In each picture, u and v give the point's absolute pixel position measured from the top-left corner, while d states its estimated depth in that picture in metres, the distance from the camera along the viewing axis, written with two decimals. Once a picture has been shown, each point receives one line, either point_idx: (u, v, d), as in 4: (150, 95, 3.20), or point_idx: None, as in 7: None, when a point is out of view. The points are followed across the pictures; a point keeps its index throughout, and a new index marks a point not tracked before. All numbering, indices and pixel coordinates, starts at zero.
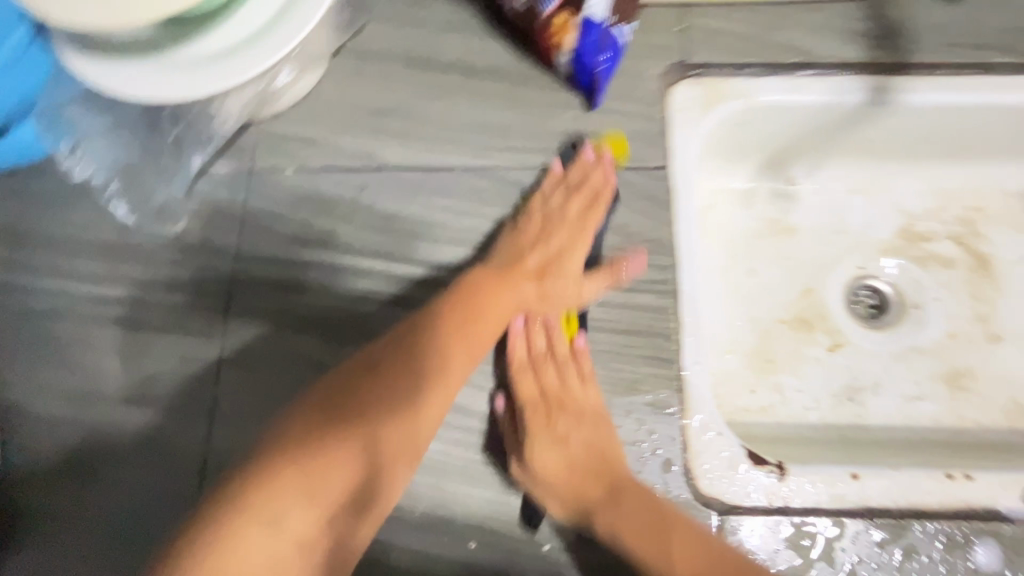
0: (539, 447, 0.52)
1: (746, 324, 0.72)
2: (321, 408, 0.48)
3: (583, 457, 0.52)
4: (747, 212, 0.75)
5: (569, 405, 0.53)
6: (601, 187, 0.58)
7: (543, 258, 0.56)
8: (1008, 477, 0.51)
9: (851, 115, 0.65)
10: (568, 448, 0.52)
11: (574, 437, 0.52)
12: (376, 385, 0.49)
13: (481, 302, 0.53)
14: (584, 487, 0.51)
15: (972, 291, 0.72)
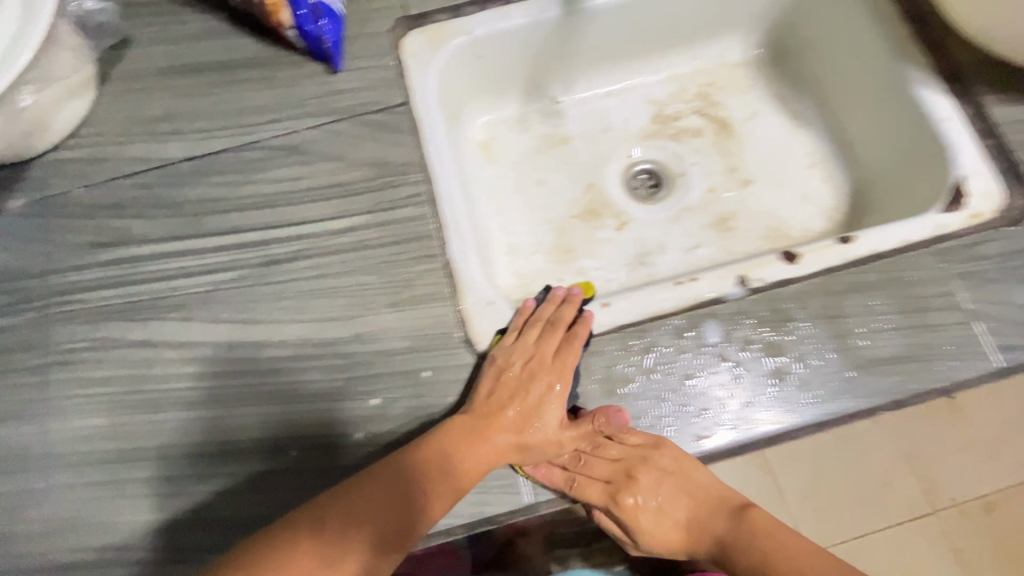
0: (657, 504, 0.62)
1: (544, 226, 0.82)
2: (355, 516, 0.50)
3: (676, 504, 0.62)
4: (526, 134, 0.87)
5: (643, 476, 0.60)
6: (579, 334, 0.58)
7: (520, 411, 0.57)
8: (722, 270, 0.60)
9: (558, 28, 0.75)
10: (674, 496, 0.61)
11: (665, 492, 0.61)
12: (410, 472, 0.52)
13: (471, 465, 0.54)
14: (695, 521, 0.62)
15: (721, 149, 0.85)
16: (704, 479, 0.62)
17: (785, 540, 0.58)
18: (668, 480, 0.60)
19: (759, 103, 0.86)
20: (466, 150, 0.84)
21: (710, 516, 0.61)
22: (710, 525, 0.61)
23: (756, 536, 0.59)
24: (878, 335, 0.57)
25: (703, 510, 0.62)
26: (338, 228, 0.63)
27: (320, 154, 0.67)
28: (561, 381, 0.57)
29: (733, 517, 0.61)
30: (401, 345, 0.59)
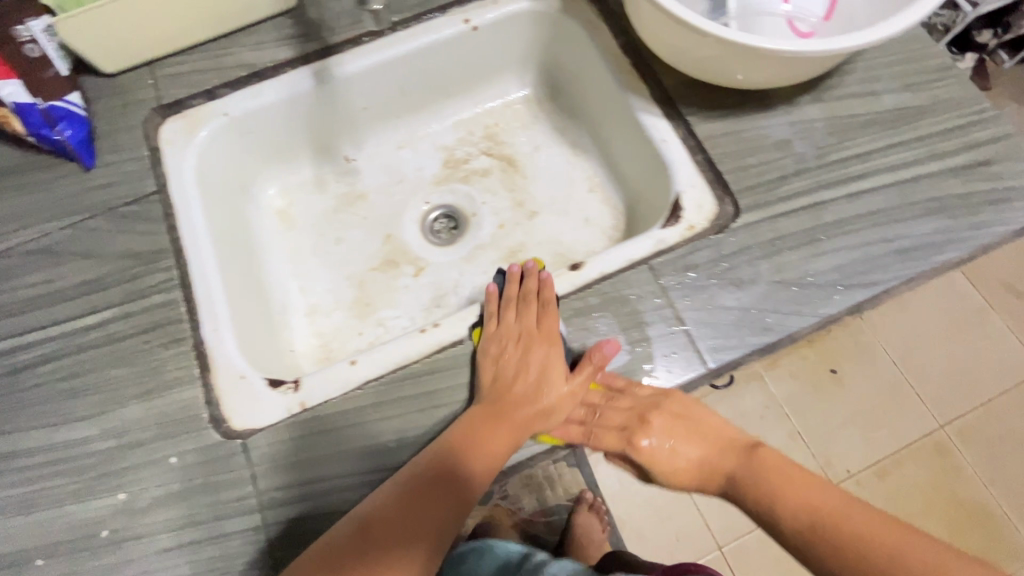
0: (683, 445, 0.59)
1: (343, 282, 0.84)
2: (380, 529, 0.53)
3: (701, 440, 0.59)
4: (324, 196, 0.90)
5: (653, 420, 0.59)
6: (550, 298, 0.63)
7: (531, 381, 0.61)
8: None
9: (318, 97, 0.79)
10: (694, 437, 0.59)
11: (683, 434, 0.59)
12: (455, 454, 0.56)
13: (485, 454, 0.57)
14: (715, 459, 0.59)
15: (509, 185, 0.89)
16: (709, 419, 0.60)
17: (798, 493, 0.53)
18: (683, 423, 0.59)
19: (541, 137, 0.91)
20: (262, 220, 0.86)
21: (726, 459, 0.58)
22: (757, 464, 0.56)
23: (773, 476, 0.55)
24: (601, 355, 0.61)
25: (710, 455, 0.59)
26: (88, 324, 0.64)
27: (73, 253, 0.67)
28: (554, 346, 0.62)
29: (755, 459, 0.56)
30: (149, 435, 0.59)
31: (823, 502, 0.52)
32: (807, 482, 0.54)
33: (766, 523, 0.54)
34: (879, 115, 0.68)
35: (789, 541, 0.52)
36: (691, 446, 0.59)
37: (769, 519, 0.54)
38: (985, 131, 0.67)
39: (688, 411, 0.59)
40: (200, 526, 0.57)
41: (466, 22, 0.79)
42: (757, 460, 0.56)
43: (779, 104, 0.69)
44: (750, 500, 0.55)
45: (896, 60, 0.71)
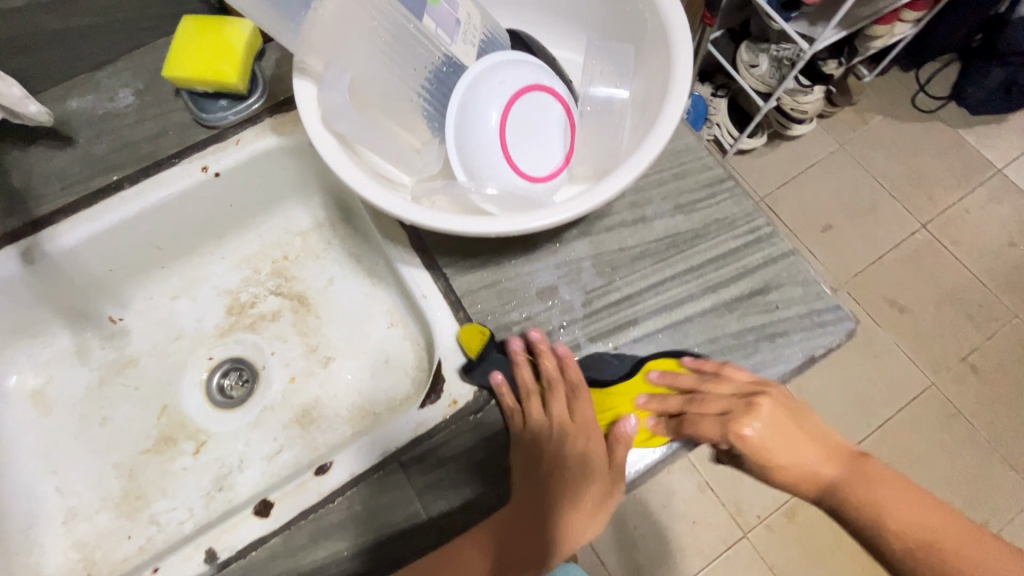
0: (782, 450, 0.51)
1: (110, 474, 0.73)
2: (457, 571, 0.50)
3: (802, 446, 0.52)
4: (87, 365, 0.78)
5: (753, 417, 0.52)
6: (580, 381, 0.56)
7: (581, 459, 0.54)
8: (187, 548, 0.54)
9: (37, 275, 0.68)
10: (795, 448, 0.52)
11: (783, 435, 0.52)
12: (519, 522, 0.53)
13: (560, 523, 0.53)
14: (828, 461, 0.51)
15: (301, 329, 0.80)
16: (809, 422, 0.53)
17: (901, 516, 0.48)
18: (790, 417, 0.52)
19: (335, 267, 0.82)
20: (7, 412, 0.73)
21: (833, 464, 0.51)
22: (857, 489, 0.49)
23: (879, 497, 0.49)
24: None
25: (813, 463, 0.51)
26: None
27: None
28: (597, 435, 0.55)
29: (860, 472, 0.50)
30: None
31: (939, 525, 0.47)
32: (907, 502, 0.48)
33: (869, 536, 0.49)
34: (650, 245, 0.62)
35: (889, 559, 0.47)
36: (789, 459, 0.51)
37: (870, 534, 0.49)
38: (760, 254, 0.62)
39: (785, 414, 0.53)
40: None
41: (204, 170, 0.69)
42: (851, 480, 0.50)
43: (545, 242, 0.62)
44: (853, 518, 0.49)
45: (668, 177, 0.65)
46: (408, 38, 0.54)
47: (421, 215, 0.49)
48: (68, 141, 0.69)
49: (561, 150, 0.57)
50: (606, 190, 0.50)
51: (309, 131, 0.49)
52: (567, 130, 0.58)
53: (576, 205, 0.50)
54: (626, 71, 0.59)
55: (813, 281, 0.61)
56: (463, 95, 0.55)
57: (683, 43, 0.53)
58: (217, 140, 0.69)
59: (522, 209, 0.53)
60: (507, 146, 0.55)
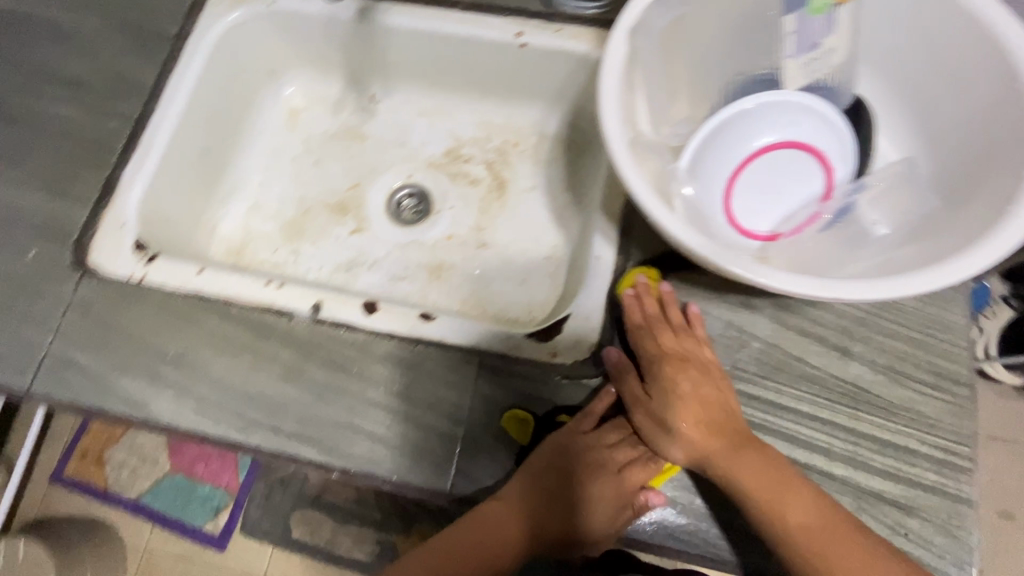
0: (719, 461, 0.51)
1: (294, 201, 0.87)
2: (509, 521, 0.54)
3: (712, 436, 0.52)
4: (333, 117, 0.91)
5: (668, 408, 0.54)
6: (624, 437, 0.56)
7: (618, 461, 0.55)
8: (307, 290, 0.63)
9: (358, 31, 0.79)
10: (744, 457, 0.51)
11: (705, 424, 0.53)
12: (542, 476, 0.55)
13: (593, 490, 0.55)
14: (706, 438, 0.52)
15: (482, 206, 0.85)
16: (702, 384, 0.54)
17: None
18: (687, 392, 0.54)
19: (542, 181, 0.85)
20: (272, 108, 0.90)
21: (714, 441, 0.52)
22: (787, 501, 0.50)
23: (811, 545, 0.49)
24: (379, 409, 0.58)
25: (746, 463, 0.51)
26: (56, 115, 0.72)
27: (87, 49, 0.75)
28: (623, 474, 0.54)
29: (765, 465, 0.51)
30: (31, 224, 0.67)
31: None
32: (847, 534, 0.49)
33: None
34: (828, 379, 0.56)
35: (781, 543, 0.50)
36: (732, 480, 0.51)
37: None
38: (933, 476, 0.53)
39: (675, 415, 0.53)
40: (10, 316, 0.64)
41: (518, 36, 0.73)
42: (786, 517, 0.49)
43: (733, 296, 0.59)
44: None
45: (901, 336, 0.57)
46: (762, 24, 0.55)
47: (629, 173, 0.49)
48: None
49: (770, 224, 0.54)
50: (761, 272, 0.46)
51: (614, 31, 0.51)
52: (812, 205, 0.54)
53: (750, 274, 0.46)
54: (922, 215, 0.51)
55: (964, 547, 0.51)
56: (752, 106, 0.54)
57: (1013, 236, 0.44)
58: (544, 19, 0.73)
59: (689, 217, 0.52)
60: (736, 176, 0.55)
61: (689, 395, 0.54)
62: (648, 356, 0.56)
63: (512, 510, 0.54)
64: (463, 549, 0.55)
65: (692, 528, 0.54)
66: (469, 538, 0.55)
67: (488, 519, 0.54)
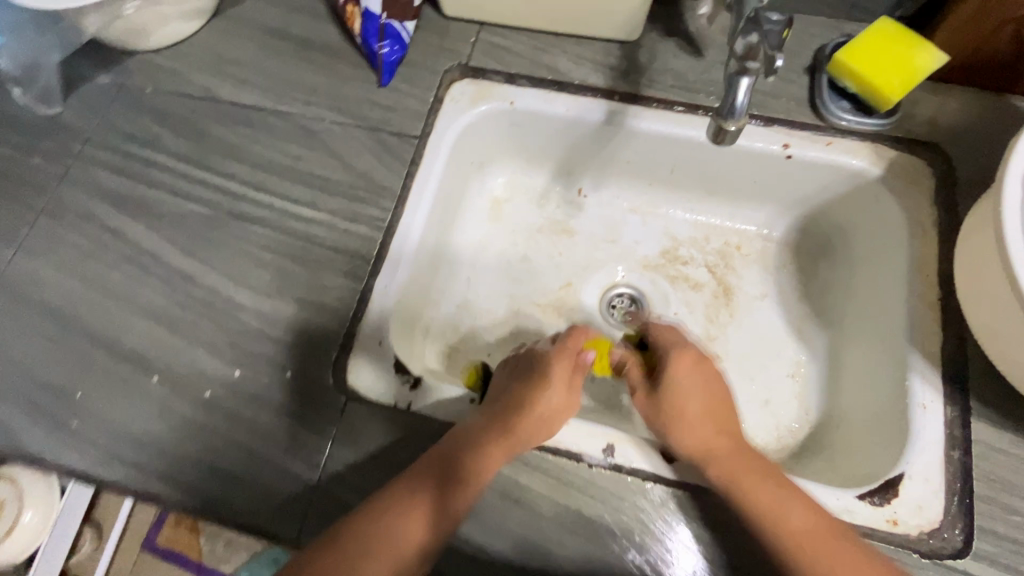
0: (709, 444, 0.55)
1: (504, 298, 0.83)
2: (483, 438, 0.54)
3: (708, 432, 0.56)
4: (538, 210, 0.87)
5: (688, 387, 0.59)
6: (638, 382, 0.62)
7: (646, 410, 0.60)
8: (594, 429, 0.58)
9: (597, 133, 0.76)
10: (756, 469, 0.54)
11: (700, 414, 0.57)
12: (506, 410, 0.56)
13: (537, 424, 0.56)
14: (717, 423, 0.57)
15: (709, 313, 0.80)
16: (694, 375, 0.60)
17: (811, 547, 0.49)
18: (708, 385, 0.59)
19: (773, 289, 0.80)
20: (476, 199, 0.86)
21: (728, 424, 0.58)
22: (754, 487, 0.52)
23: (772, 524, 0.51)
24: (678, 519, 0.54)
25: (717, 438, 0.56)
26: (301, 217, 0.69)
27: (327, 146, 0.73)
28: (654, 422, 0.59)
29: (788, 489, 0.52)
30: (284, 338, 0.63)
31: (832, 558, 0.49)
32: (802, 504, 0.51)
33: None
34: None
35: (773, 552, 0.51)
36: (713, 461, 0.54)
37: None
38: None
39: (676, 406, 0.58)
40: (271, 445, 0.59)
41: (785, 147, 0.70)
42: (745, 487, 0.52)
43: None
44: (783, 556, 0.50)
45: None
46: None
47: None
48: (699, 53, 0.74)
49: None
50: None
51: None
52: None
53: None
54: None
55: None
56: None
57: None
58: (814, 131, 0.69)
59: None
60: None
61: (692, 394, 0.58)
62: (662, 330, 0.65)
63: (476, 430, 0.55)
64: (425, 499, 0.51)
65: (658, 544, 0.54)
66: (398, 509, 0.51)
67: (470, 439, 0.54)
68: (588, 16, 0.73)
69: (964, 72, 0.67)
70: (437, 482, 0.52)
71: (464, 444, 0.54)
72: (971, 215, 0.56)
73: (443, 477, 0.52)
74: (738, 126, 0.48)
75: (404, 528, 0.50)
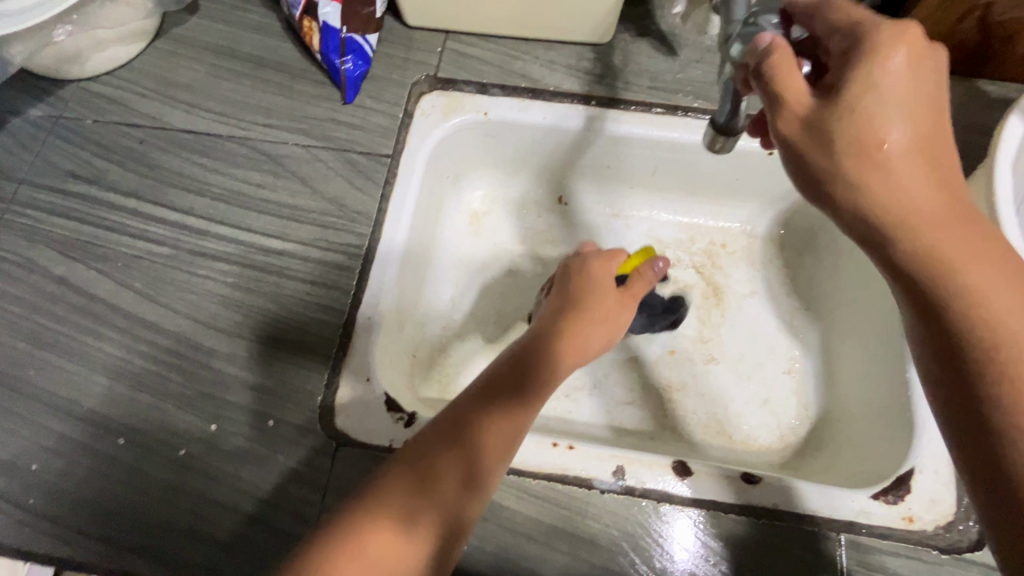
0: (902, 179, 0.38)
1: (492, 316, 0.79)
2: (473, 421, 0.50)
3: (920, 191, 0.38)
4: (519, 221, 0.84)
5: (886, 62, 0.38)
6: (827, 171, 0.39)
7: (824, 173, 0.40)
8: (603, 451, 0.56)
9: (576, 139, 0.74)
10: (982, 273, 0.38)
11: (898, 146, 0.38)
12: (486, 407, 0.51)
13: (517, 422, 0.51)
14: (914, 151, 0.38)
15: (701, 315, 0.79)
16: (893, 110, 0.38)
17: (1010, 318, 0.37)
18: (909, 92, 0.38)
19: (762, 285, 0.80)
20: (454, 214, 0.83)
21: (918, 139, 0.39)
22: (930, 234, 0.38)
23: (979, 304, 0.37)
24: (671, 512, 0.53)
25: (921, 193, 0.38)
26: (270, 250, 0.64)
27: (292, 172, 0.68)
28: (852, 114, 0.38)
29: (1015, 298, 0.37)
30: (263, 384, 0.58)
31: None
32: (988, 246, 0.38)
33: (977, 417, 0.37)
34: None
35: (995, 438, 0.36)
36: (897, 204, 0.38)
37: (983, 395, 0.36)
38: None
39: (863, 134, 0.38)
40: (259, 503, 0.54)
41: None
42: (959, 296, 0.38)
43: None
44: (964, 369, 0.37)
45: None
46: None
47: None
48: (673, 52, 0.73)
49: None
50: None
51: None
52: None
53: None
54: None
55: None
56: None
57: None
58: None
59: None
60: None
61: (906, 139, 0.38)
62: (791, 98, 0.39)
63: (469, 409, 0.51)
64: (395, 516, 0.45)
65: (668, 546, 0.52)
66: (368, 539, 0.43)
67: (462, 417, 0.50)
68: (558, 20, 0.70)
69: None
70: (415, 498, 0.46)
71: (438, 449, 0.49)
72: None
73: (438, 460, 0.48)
74: (735, 135, 0.48)
75: (378, 556, 0.43)
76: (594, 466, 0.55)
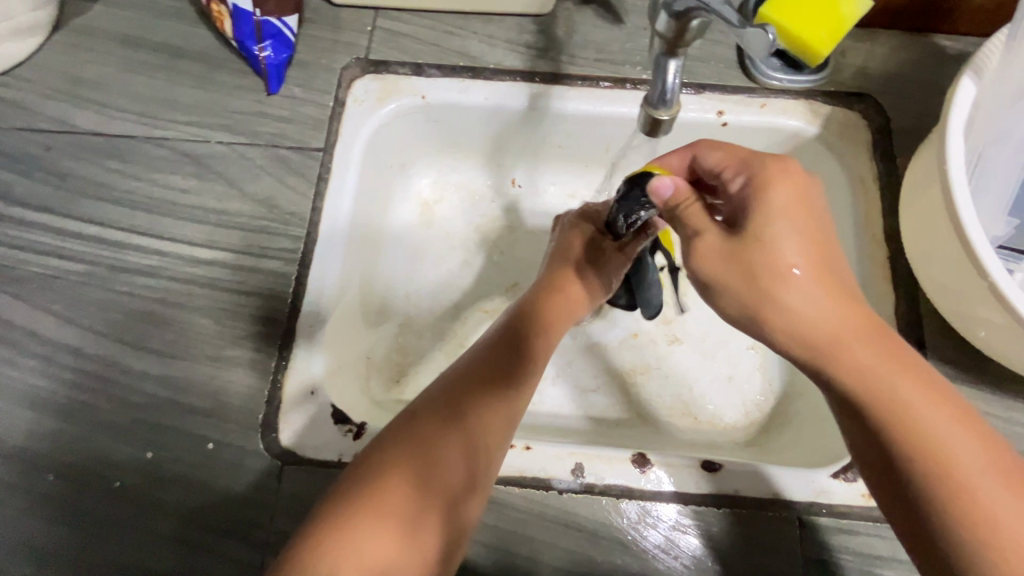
0: (810, 315, 0.43)
1: (448, 310, 0.76)
2: (451, 404, 0.50)
3: (834, 320, 0.43)
4: (472, 208, 0.80)
5: (776, 196, 0.45)
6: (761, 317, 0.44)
7: (742, 309, 0.45)
8: (560, 450, 0.54)
9: (522, 119, 0.70)
10: (893, 368, 0.42)
11: (800, 269, 0.44)
12: (457, 385, 0.51)
13: (492, 390, 0.51)
14: (815, 284, 0.44)
15: (663, 295, 0.77)
16: (792, 235, 0.44)
17: (951, 447, 0.40)
18: (797, 219, 0.45)
19: None
20: (402, 205, 0.78)
21: (811, 265, 0.44)
22: (853, 352, 0.43)
23: (907, 429, 0.41)
24: (633, 506, 0.52)
25: (831, 314, 0.43)
26: (199, 259, 0.60)
27: (218, 173, 0.63)
28: (757, 256, 0.44)
29: (937, 401, 0.42)
30: (201, 405, 0.55)
31: (979, 487, 0.39)
32: (921, 378, 0.42)
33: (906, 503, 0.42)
34: None
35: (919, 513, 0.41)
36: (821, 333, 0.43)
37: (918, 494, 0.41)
38: None
39: (771, 265, 0.43)
40: (203, 530, 0.52)
41: (719, 114, 0.65)
42: (871, 399, 0.42)
43: None
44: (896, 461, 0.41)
45: None
46: None
47: (1010, 291, 0.46)
48: (619, 20, 0.68)
49: None
50: None
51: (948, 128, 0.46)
52: None
53: None
54: None
55: None
56: None
57: None
58: (746, 94, 0.65)
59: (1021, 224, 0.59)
60: None
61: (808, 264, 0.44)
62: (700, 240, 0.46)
63: (448, 398, 0.50)
64: (387, 516, 0.44)
65: (628, 540, 0.51)
66: (365, 544, 0.43)
67: (448, 395, 0.51)
68: None
69: (888, 15, 0.65)
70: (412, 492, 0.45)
71: (423, 441, 0.47)
72: (910, 170, 0.56)
73: (439, 431, 0.48)
74: (670, 115, 0.45)
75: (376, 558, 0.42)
76: (552, 465, 0.54)
